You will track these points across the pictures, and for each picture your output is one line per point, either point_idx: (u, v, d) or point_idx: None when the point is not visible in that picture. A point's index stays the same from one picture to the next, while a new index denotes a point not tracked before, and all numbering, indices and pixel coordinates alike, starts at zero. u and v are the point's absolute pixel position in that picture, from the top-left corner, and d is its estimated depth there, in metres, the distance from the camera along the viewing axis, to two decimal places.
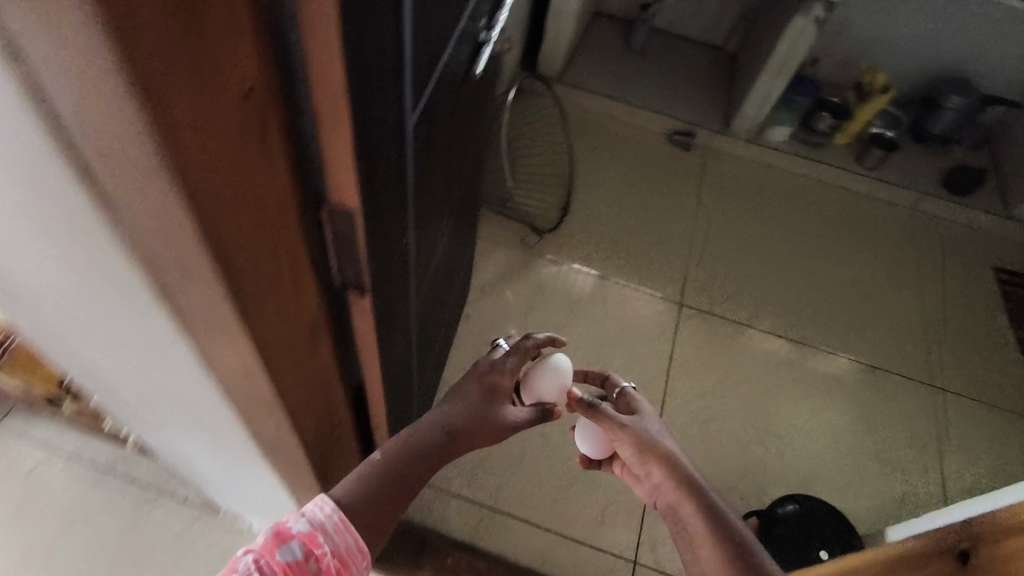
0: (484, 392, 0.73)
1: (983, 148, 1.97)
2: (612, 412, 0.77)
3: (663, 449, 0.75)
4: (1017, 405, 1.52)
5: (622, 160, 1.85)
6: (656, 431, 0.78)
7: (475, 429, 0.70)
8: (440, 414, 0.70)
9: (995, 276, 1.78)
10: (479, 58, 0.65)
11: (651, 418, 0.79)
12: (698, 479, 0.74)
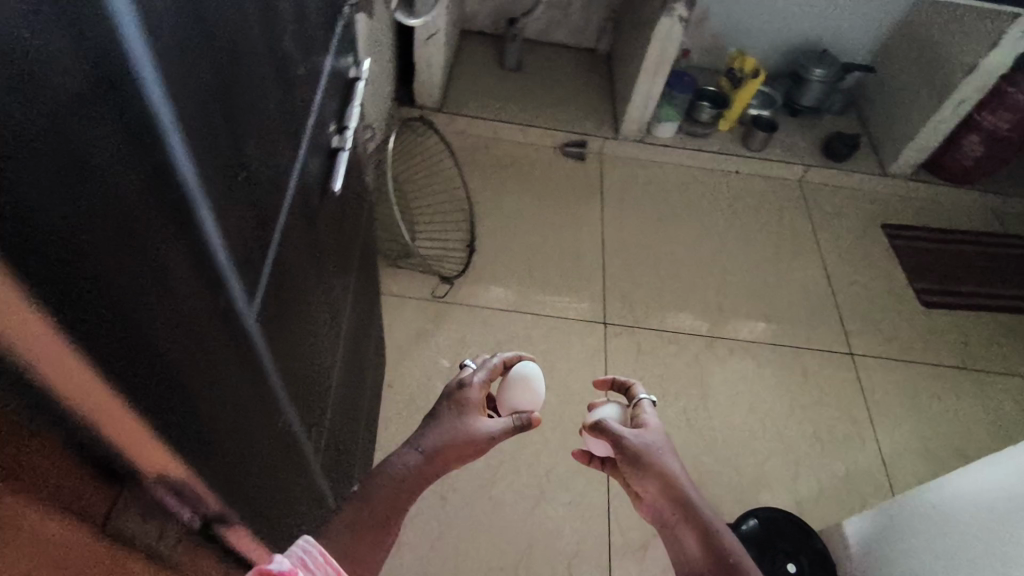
0: (458, 409, 0.78)
1: (850, 111, 2.08)
2: (620, 429, 0.82)
3: (667, 467, 0.79)
4: (927, 355, 1.60)
5: (520, 182, 1.80)
6: (664, 449, 0.82)
7: (451, 442, 0.75)
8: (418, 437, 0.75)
9: (883, 232, 1.87)
10: (337, 167, 0.58)
11: (660, 436, 0.83)
12: (696, 499, 0.77)
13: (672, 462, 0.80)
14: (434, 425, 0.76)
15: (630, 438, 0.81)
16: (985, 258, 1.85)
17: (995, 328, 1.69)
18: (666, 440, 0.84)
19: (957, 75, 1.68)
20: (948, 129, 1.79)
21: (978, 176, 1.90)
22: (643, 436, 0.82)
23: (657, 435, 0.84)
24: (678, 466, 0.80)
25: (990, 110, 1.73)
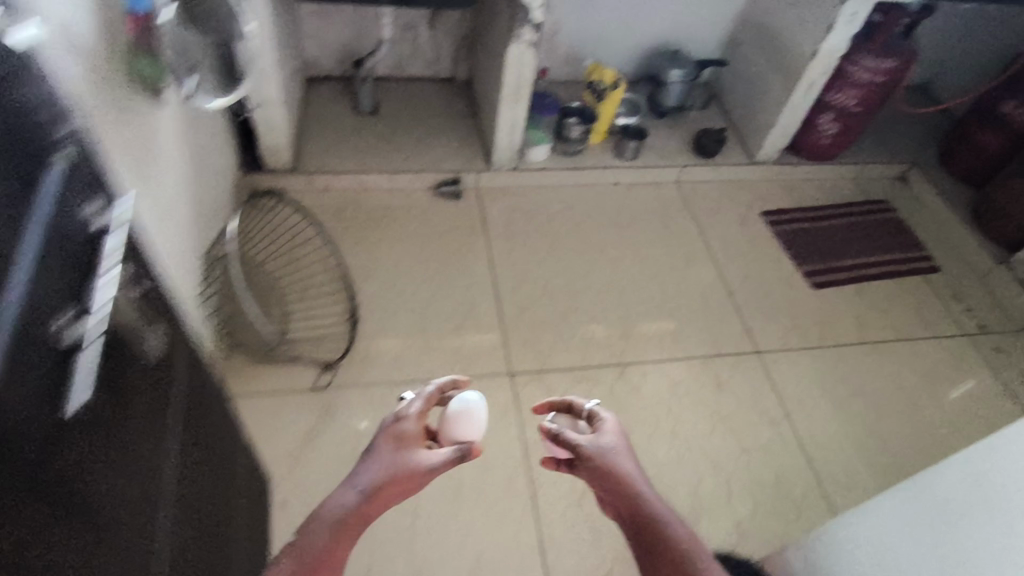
0: (398, 446, 0.80)
1: (712, 104, 2.11)
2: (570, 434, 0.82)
3: (618, 469, 0.79)
4: (825, 338, 1.64)
5: (397, 234, 1.68)
6: (617, 450, 0.82)
7: (388, 479, 0.76)
8: (357, 477, 0.77)
9: (764, 221, 1.90)
10: (70, 376, 0.45)
11: (615, 438, 0.83)
12: (652, 498, 0.77)
13: (627, 463, 0.80)
14: (372, 463, 0.78)
15: (580, 441, 0.81)
16: (857, 229, 1.92)
17: (880, 297, 1.76)
18: (620, 442, 0.83)
19: (801, 61, 1.72)
20: (803, 112, 1.83)
21: (836, 152, 1.96)
22: (594, 441, 0.82)
23: (613, 439, 0.83)
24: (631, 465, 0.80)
25: (837, 90, 1.78)
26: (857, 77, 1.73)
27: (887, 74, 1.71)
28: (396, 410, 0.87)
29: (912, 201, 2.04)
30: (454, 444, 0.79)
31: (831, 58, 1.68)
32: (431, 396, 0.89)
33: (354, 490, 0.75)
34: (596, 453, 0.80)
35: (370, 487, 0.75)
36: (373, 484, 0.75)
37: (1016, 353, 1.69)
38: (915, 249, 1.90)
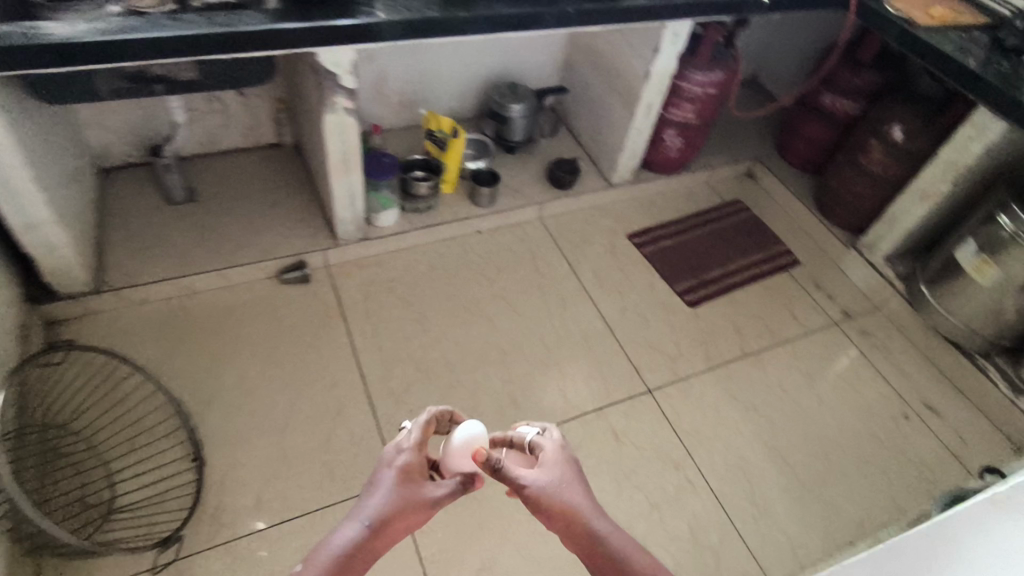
0: (400, 476, 0.80)
1: (560, 130, 2.06)
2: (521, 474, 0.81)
3: (562, 502, 0.81)
4: (711, 359, 1.62)
5: (241, 340, 1.46)
6: (570, 472, 0.85)
7: (395, 515, 0.77)
8: (365, 506, 0.78)
9: (632, 244, 1.88)
10: None
11: (560, 472, 0.83)
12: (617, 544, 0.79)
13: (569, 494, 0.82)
14: (382, 497, 0.78)
15: (532, 481, 0.82)
16: (718, 236, 1.96)
17: (753, 302, 1.78)
18: (573, 460, 0.88)
19: (635, 84, 1.69)
20: (648, 132, 1.81)
21: (684, 163, 1.97)
22: (540, 474, 0.83)
23: (557, 471, 0.84)
24: (585, 491, 0.83)
25: (673, 105, 1.78)
26: (689, 91, 1.73)
27: (716, 86, 1.73)
28: (394, 442, 0.85)
29: (762, 195, 2.11)
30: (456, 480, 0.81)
31: (663, 78, 1.66)
32: (427, 427, 0.85)
33: (360, 525, 0.76)
34: (543, 492, 0.80)
35: (377, 516, 0.77)
36: (382, 513, 0.77)
37: (878, 333, 1.77)
38: (774, 245, 1.96)
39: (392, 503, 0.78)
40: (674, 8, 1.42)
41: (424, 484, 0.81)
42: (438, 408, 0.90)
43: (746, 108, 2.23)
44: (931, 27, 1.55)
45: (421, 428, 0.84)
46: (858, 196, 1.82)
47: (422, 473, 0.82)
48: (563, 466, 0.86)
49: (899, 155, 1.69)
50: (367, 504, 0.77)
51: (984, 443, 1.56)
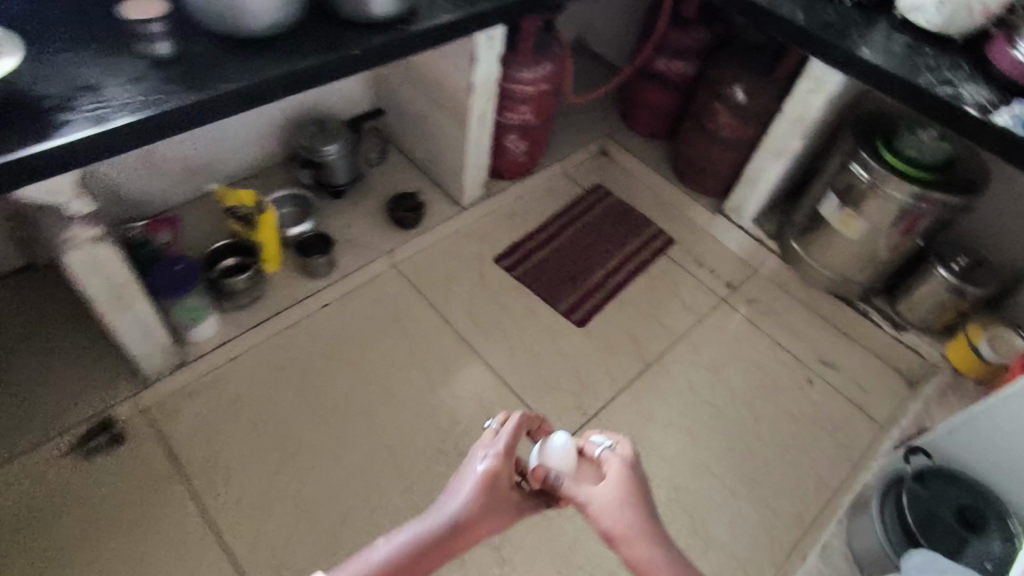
0: (490, 479, 0.79)
1: (390, 155, 1.78)
2: (575, 493, 0.81)
3: (614, 525, 0.75)
4: (617, 380, 1.51)
5: (47, 555, 1.11)
6: (633, 493, 0.78)
7: (477, 519, 0.75)
8: (449, 506, 0.76)
9: (502, 268, 1.68)
10: None
11: (613, 491, 0.78)
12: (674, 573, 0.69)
13: (614, 518, 0.75)
14: (470, 497, 0.76)
15: (585, 497, 0.80)
16: (588, 232, 1.82)
17: (641, 301, 1.68)
18: (643, 481, 0.81)
19: (460, 97, 1.45)
20: (489, 143, 1.59)
21: (534, 162, 1.78)
22: (597, 492, 0.80)
23: (612, 488, 0.79)
24: (642, 517, 0.75)
25: (507, 108, 1.56)
26: (521, 90, 1.52)
27: (549, 78, 1.53)
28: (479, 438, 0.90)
29: (619, 173, 1.99)
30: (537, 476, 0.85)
31: (490, 83, 1.43)
32: (518, 426, 0.88)
33: (443, 520, 0.74)
34: (594, 511, 0.77)
35: (463, 515, 0.75)
36: (468, 513, 0.75)
37: (763, 296, 1.73)
38: (645, 227, 1.86)
39: (479, 506, 0.76)
40: (476, 18, 1.18)
41: (508, 493, 0.80)
42: (524, 415, 0.88)
43: (579, 82, 2.07)
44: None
45: (512, 432, 0.83)
46: (715, 162, 1.74)
47: (508, 479, 0.81)
48: (621, 483, 0.80)
49: (746, 115, 1.60)
50: (454, 504, 0.76)
51: (882, 384, 1.59)
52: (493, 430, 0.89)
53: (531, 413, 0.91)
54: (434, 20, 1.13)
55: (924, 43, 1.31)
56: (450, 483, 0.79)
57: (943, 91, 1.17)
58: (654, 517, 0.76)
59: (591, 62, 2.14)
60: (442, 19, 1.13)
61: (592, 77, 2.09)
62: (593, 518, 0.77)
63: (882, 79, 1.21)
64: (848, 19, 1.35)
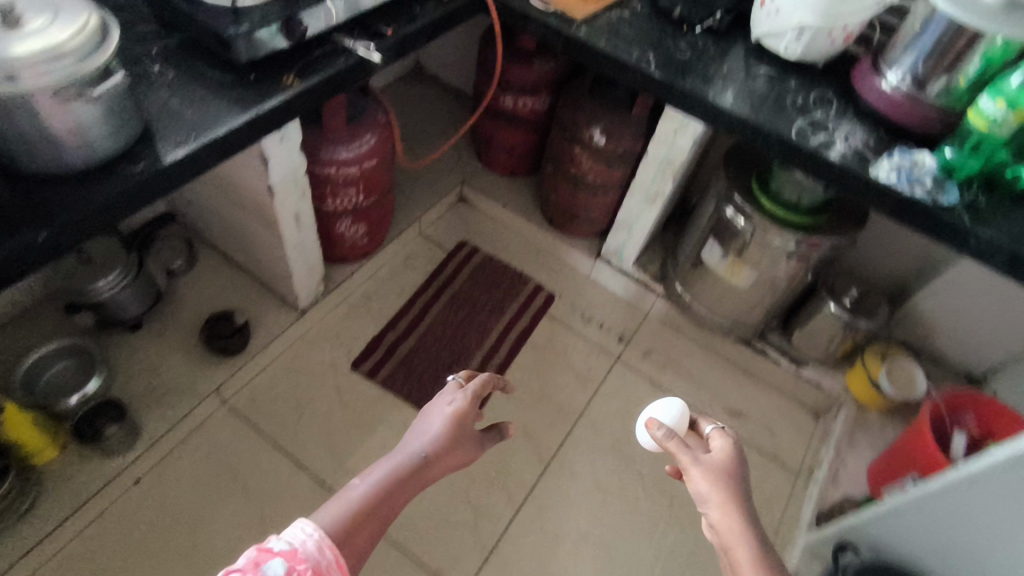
0: (455, 422, 0.99)
1: (201, 257, 1.45)
2: (683, 453, 0.86)
3: (710, 491, 0.82)
4: (512, 491, 1.31)
5: None
6: (735, 470, 0.85)
7: (444, 450, 0.96)
8: (421, 442, 0.96)
9: (362, 375, 1.41)
10: None
11: (717, 462, 0.85)
12: (745, 527, 0.79)
13: (714, 485, 0.82)
14: (438, 434, 0.97)
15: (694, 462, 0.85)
16: (459, 303, 1.59)
17: (528, 381, 1.48)
18: (741, 462, 0.87)
19: (261, 199, 1.14)
20: (316, 239, 1.30)
21: (380, 241, 1.51)
22: (703, 459, 0.86)
23: (723, 456, 0.86)
24: (735, 491, 0.82)
25: (330, 194, 1.26)
26: (341, 173, 1.23)
27: (374, 153, 1.24)
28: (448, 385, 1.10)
29: (484, 223, 1.75)
30: (656, 429, 0.90)
31: (297, 175, 1.13)
32: (488, 379, 1.08)
33: (416, 452, 0.94)
34: (699, 472, 0.84)
35: (432, 449, 0.96)
36: (436, 448, 0.96)
37: (658, 346, 1.59)
38: (522, 285, 1.65)
39: (445, 443, 0.97)
40: (246, 128, 0.87)
41: (471, 436, 1.01)
42: (492, 374, 1.08)
43: (417, 122, 1.78)
44: (588, 15, 1.16)
45: (476, 385, 1.04)
46: (584, 207, 1.54)
47: (470, 422, 1.03)
48: (727, 458, 0.86)
49: (610, 159, 1.41)
50: (424, 439, 0.96)
51: (790, 425, 1.49)
52: (456, 382, 1.09)
53: (494, 376, 1.10)
54: (184, 146, 0.82)
55: (787, 73, 1.15)
56: (421, 424, 1.00)
57: (817, 142, 1.02)
58: (745, 497, 0.82)
59: (429, 96, 1.86)
60: (195, 144, 0.82)
61: (438, 112, 1.82)
62: (691, 478, 0.84)
63: (751, 132, 1.05)
64: (705, 53, 1.16)
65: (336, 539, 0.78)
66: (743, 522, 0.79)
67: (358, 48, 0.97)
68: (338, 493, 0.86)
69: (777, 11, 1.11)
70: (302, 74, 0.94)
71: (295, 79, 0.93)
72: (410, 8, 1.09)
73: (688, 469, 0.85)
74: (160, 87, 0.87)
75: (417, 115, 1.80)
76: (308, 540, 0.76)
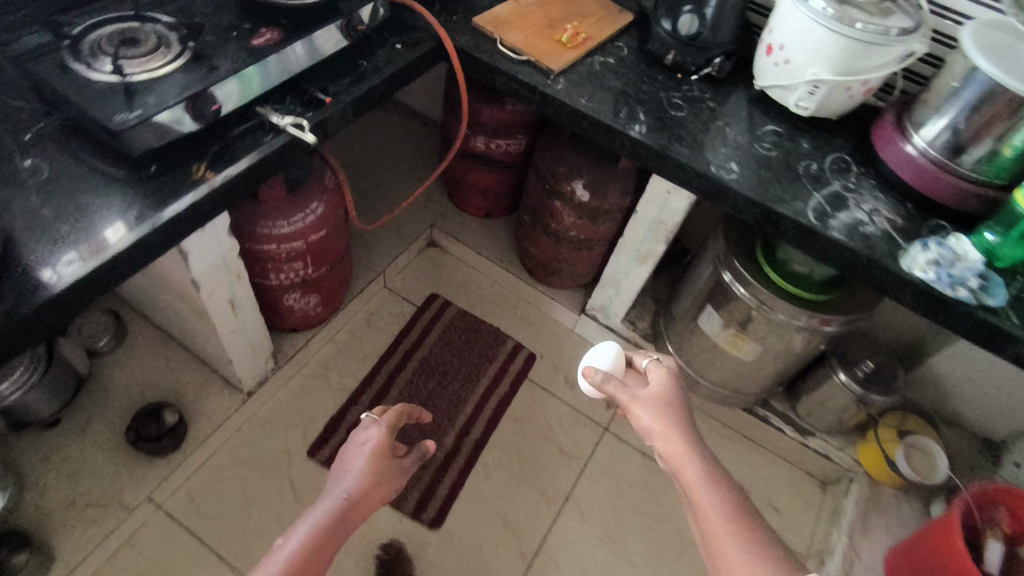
0: (376, 455, 0.91)
1: (131, 332, 1.27)
2: (621, 395, 0.89)
3: (652, 423, 0.85)
4: None
5: None
6: (672, 397, 0.89)
7: (368, 486, 0.87)
8: (343, 484, 0.87)
9: (320, 463, 1.24)
10: None
11: (652, 395, 0.88)
12: (688, 451, 0.82)
13: (654, 417, 0.86)
14: (359, 470, 0.88)
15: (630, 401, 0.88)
16: (429, 370, 1.43)
17: (508, 460, 1.33)
18: (677, 389, 0.90)
19: (186, 289, 0.97)
20: (258, 321, 1.12)
21: (338, 304, 1.34)
22: (640, 395, 0.89)
23: (657, 389, 0.89)
24: (675, 418, 0.85)
25: (272, 269, 1.09)
26: (283, 248, 1.05)
27: (322, 224, 1.07)
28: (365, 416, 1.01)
29: (457, 271, 1.58)
30: (592, 377, 0.92)
31: (226, 259, 0.96)
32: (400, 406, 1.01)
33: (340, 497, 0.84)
34: (635, 410, 0.86)
35: (358, 488, 0.86)
36: (359, 488, 0.87)
37: None
38: (498, 346, 1.49)
39: (368, 476, 0.88)
40: (149, 241, 0.70)
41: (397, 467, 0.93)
42: (407, 396, 1.00)
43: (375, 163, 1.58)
44: (569, 63, 1.00)
45: (392, 411, 0.96)
46: (566, 260, 1.39)
47: (391, 450, 0.94)
48: (664, 387, 0.90)
49: (595, 215, 1.25)
50: (345, 481, 0.87)
51: (797, 502, 1.35)
52: (371, 414, 1.01)
53: (410, 405, 1.02)
54: (68, 269, 0.65)
55: (797, 132, 1.00)
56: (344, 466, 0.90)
57: (838, 224, 0.87)
58: (685, 421, 0.86)
59: (401, 137, 1.66)
60: (79, 267, 0.65)
61: (408, 145, 1.65)
62: (634, 416, 0.87)
63: (762, 213, 0.89)
64: (703, 106, 1.01)
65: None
66: (688, 445, 0.82)
67: (289, 125, 0.80)
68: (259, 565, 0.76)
69: (786, 61, 0.96)
70: (218, 162, 0.77)
71: (207, 169, 0.76)
72: (355, 63, 0.92)
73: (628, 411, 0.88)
74: (30, 190, 0.69)
75: (384, 148, 1.63)
76: None
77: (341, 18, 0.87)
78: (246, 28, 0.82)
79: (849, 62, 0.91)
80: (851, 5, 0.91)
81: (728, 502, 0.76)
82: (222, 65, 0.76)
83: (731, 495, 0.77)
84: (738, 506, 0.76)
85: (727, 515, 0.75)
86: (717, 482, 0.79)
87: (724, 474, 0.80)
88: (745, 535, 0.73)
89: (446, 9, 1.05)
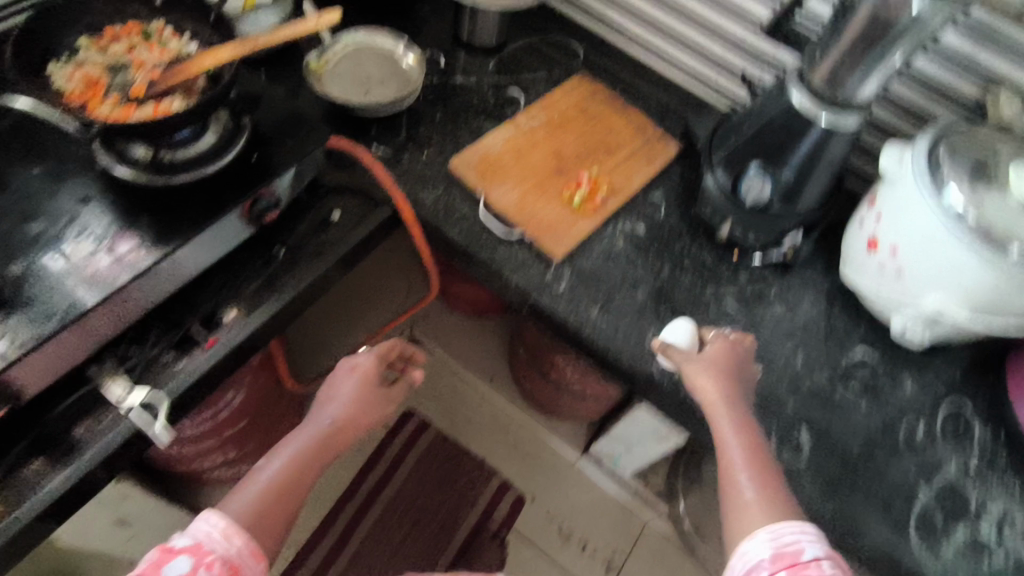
0: (371, 381, 0.73)
1: None
2: (679, 353, 0.63)
3: (709, 391, 0.59)
4: None
5: None
6: (738, 377, 0.61)
7: (360, 411, 0.70)
8: (328, 409, 0.70)
9: None
10: None
11: (715, 359, 0.61)
12: (743, 432, 0.57)
13: (713, 386, 0.59)
14: (347, 398, 0.70)
15: (691, 364, 0.61)
16: (397, 517, 1.18)
17: None
18: (747, 372, 0.63)
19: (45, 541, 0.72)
20: (172, 522, 0.90)
21: None
22: (704, 360, 0.61)
23: (724, 359, 0.62)
24: (740, 401, 0.59)
25: (177, 461, 0.85)
26: (187, 448, 0.82)
27: (242, 413, 0.83)
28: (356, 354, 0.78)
29: (439, 380, 1.33)
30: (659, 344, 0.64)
31: (100, 496, 0.74)
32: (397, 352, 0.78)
33: (326, 419, 0.68)
34: (691, 371, 0.61)
35: (347, 415, 0.69)
36: (349, 415, 0.69)
37: None
38: (481, 485, 1.23)
39: (359, 407, 0.70)
40: None
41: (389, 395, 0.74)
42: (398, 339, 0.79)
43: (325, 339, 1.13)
44: (576, 242, 0.70)
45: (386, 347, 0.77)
46: (568, 407, 1.11)
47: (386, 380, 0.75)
48: (730, 365, 0.62)
49: (606, 378, 0.97)
50: (333, 408, 0.69)
51: None
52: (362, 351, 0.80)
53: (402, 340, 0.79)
54: None
55: (897, 363, 0.70)
56: (328, 383, 0.73)
57: (952, 552, 0.59)
58: (745, 395, 0.60)
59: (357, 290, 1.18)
60: None
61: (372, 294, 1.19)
62: (686, 381, 0.61)
63: (843, 526, 0.60)
64: (767, 315, 0.71)
65: (249, 536, 0.55)
66: (741, 417, 0.58)
67: (133, 409, 0.54)
68: (237, 482, 0.61)
69: (898, 271, 0.65)
70: (49, 460, 0.53)
71: (35, 469, 0.52)
72: (269, 251, 0.65)
73: (674, 363, 0.63)
74: None
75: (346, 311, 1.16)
76: (215, 530, 0.54)
77: (242, 203, 0.60)
78: (77, 239, 0.55)
79: (996, 297, 0.60)
80: (1013, 207, 0.58)
81: (774, 500, 0.52)
82: (21, 331, 0.50)
83: (777, 490, 0.53)
84: (783, 507, 0.52)
85: (771, 515, 0.51)
86: (763, 469, 0.55)
87: (785, 485, 0.55)
88: (781, 533, 0.49)
89: (415, 138, 0.75)
